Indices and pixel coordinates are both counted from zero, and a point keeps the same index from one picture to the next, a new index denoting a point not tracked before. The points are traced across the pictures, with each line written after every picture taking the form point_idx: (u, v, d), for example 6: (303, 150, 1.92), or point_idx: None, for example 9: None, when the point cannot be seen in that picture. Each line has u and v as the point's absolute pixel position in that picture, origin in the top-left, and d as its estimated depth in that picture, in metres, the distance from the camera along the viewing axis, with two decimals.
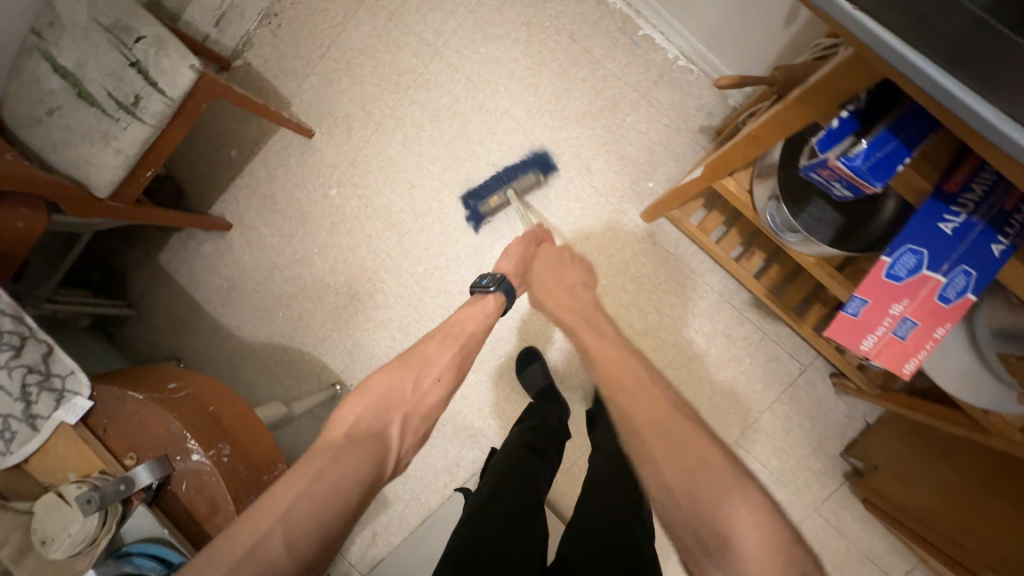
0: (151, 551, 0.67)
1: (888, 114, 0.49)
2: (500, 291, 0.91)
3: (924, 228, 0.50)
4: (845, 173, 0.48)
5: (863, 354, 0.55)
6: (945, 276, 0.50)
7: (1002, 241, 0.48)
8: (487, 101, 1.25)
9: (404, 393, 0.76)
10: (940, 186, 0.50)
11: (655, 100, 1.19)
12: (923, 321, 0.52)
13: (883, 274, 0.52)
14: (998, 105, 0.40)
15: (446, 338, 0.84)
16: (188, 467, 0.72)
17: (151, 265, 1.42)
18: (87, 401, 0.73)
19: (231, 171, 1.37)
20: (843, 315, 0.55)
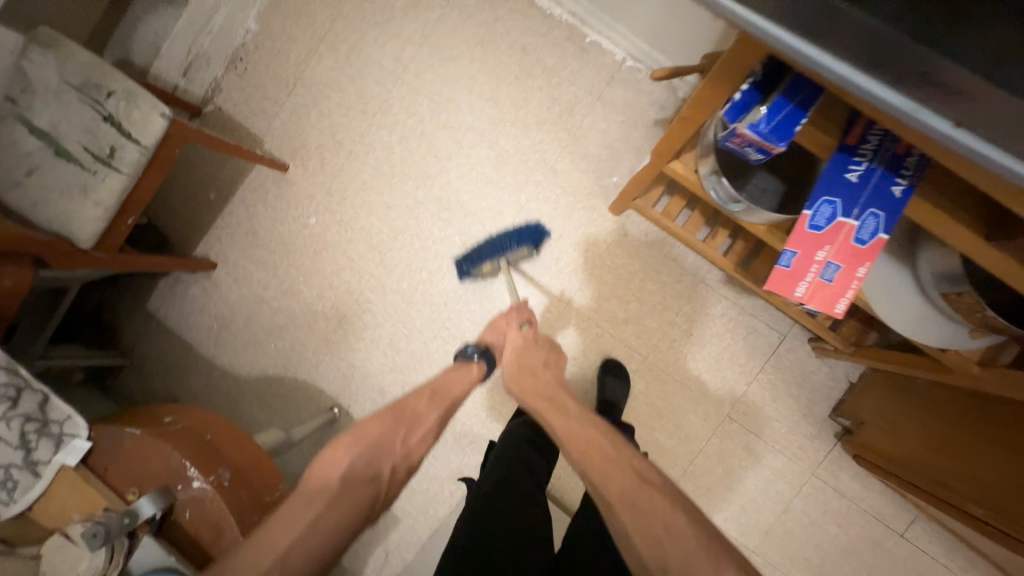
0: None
1: (782, 81, 0.55)
2: (483, 360, 0.94)
3: (834, 180, 0.56)
4: (754, 139, 0.56)
5: (799, 300, 0.59)
6: (858, 220, 0.56)
7: (901, 181, 0.54)
8: (451, 118, 1.31)
9: (392, 445, 0.80)
10: (843, 140, 0.56)
11: (609, 99, 1.25)
12: (846, 262, 0.57)
13: (807, 226, 0.57)
14: (909, 98, 0.42)
15: (432, 398, 0.87)
16: (189, 495, 0.74)
17: (140, 312, 1.44)
18: (86, 442, 0.75)
19: (212, 212, 1.41)
20: (777, 267, 0.59)
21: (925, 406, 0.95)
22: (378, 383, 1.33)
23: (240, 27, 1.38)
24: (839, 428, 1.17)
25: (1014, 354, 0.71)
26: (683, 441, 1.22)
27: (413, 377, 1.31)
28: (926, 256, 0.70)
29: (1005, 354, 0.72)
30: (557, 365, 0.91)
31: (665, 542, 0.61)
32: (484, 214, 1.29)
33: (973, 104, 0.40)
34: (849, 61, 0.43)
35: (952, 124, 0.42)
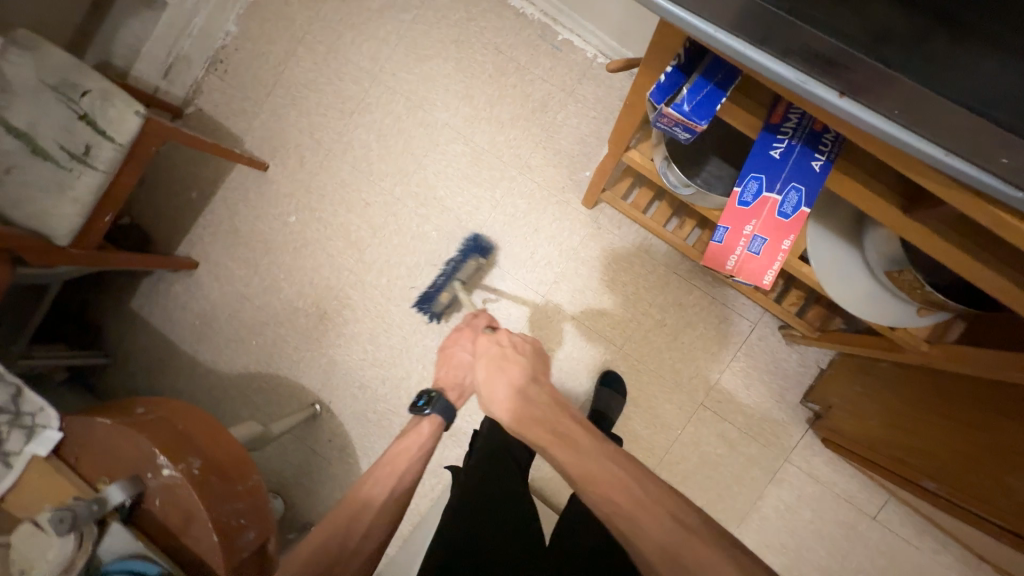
0: (131, 566, 0.70)
1: (702, 63, 0.56)
2: (437, 411, 0.90)
3: (758, 157, 0.60)
4: (678, 119, 0.56)
5: (729, 271, 0.68)
6: (781, 194, 0.61)
7: (819, 157, 0.58)
8: (427, 116, 1.34)
9: (342, 547, 0.75)
10: (767, 120, 0.59)
11: (581, 96, 1.28)
12: (771, 236, 0.64)
13: (737, 202, 0.63)
14: (792, 65, 0.45)
15: (376, 482, 0.82)
16: (160, 482, 0.75)
17: (123, 311, 1.45)
18: (57, 432, 0.77)
19: (194, 211, 1.43)
20: (711, 242, 0.67)
21: (894, 386, 0.96)
22: (359, 378, 1.34)
23: (220, 29, 1.41)
24: (810, 414, 1.19)
25: (960, 331, 0.75)
26: (660, 430, 1.24)
27: (393, 372, 1.33)
28: (871, 236, 0.72)
29: (952, 332, 0.76)
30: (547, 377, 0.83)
31: (619, 501, 0.64)
32: (461, 209, 1.31)
33: (855, 73, 0.43)
34: (738, 34, 0.46)
35: (838, 94, 0.45)
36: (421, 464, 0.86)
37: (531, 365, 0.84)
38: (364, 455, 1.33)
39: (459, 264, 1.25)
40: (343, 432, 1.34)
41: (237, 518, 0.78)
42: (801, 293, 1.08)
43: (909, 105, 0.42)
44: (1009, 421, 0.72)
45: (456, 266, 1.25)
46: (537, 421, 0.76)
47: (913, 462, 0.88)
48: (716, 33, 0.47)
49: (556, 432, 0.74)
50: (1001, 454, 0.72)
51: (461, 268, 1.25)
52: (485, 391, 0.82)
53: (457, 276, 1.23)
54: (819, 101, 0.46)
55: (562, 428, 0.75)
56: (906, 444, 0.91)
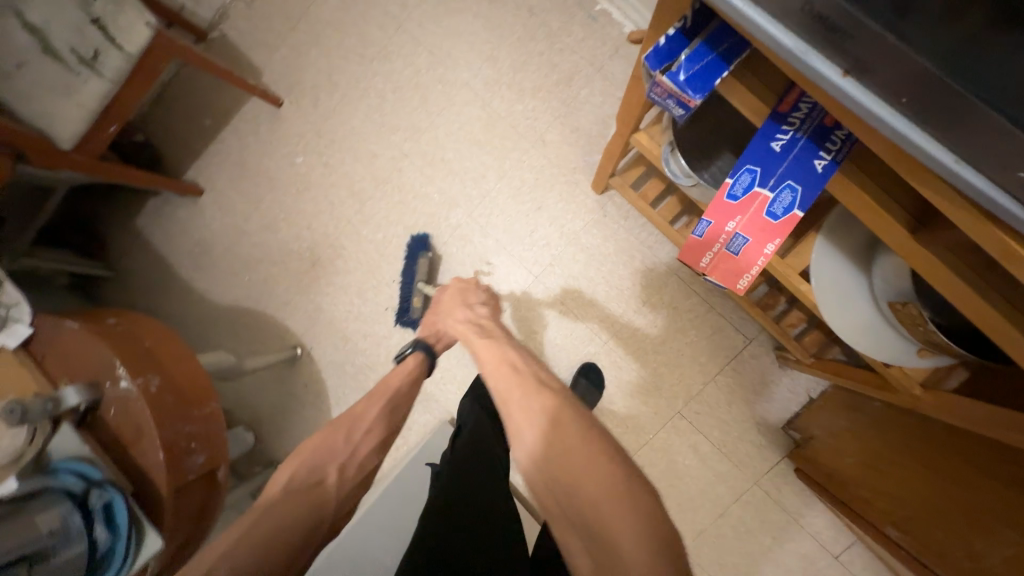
0: (75, 467, 0.71)
1: (707, 30, 0.51)
2: (420, 349, 0.90)
3: (757, 148, 0.56)
4: (672, 89, 0.50)
5: (703, 269, 0.65)
6: (773, 192, 0.57)
7: (825, 156, 0.53)
8: (447, 73, 1.29)
9: (337, 445, 0.71)
10: (775, 107, 0.53)
11: (610, 74, 1.21)
12: (754, 237, 0.60)
13: (725, 195, 0.59)
14: (794, 34, 0.41)
15: (373, 395, 0.79)
16: (116, 393, 0.76)
17: (128, 227, 1.47)
18: (27, 328, 0.78)
19: (206, 138, 1.42)
20: (691, 236, 0.64)
21: (878, 425, 0.90)
22: (342, 329, 1.34)
23: None
24: (790, 441, 1.14)
25: (961, 379, 0.69)
26: (632, 430, 1.21)
27: (375, 328, 1.32)
28: (882, 264, 0.67)
29: (952, 379, 0.70)
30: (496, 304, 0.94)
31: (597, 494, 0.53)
32: (466, 174, 1.28)
33: (857, 50, 0.39)
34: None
35: (842, 72, 0.40)
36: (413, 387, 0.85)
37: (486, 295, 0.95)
38: (336, 405, 1.34)
39: (414, 267, 1.23)
40: (319, 379, 1.35)
41: (187, 441, 0.80)
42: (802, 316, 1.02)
43: (917, 93, 0.37)
44: (989, 482, 0.66)
45: (411, 270, 1.23)
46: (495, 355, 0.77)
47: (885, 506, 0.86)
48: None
49: (495, 335, 0.82)
50: (980, 518, 0.67)
51: (417, 270, 1.23)
52: (441, 316, 0.92)
53: (419, 278, 1.22)
54: (818, 79, 0.41)
55: (520, 364, 0.72)
56: (875, 486, 0.89)
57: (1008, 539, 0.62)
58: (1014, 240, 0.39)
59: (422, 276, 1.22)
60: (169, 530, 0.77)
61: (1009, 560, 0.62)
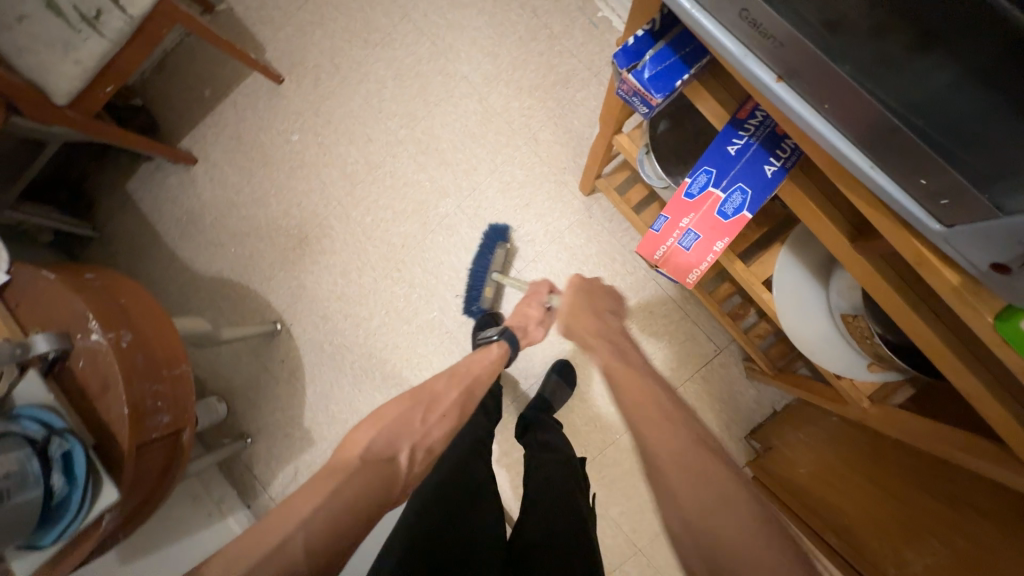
0: (38, 415, 0.73)
1: (671, 34, 0.53)
2: (504, 340, 0.97)
3: (714, 151, 0.58)
4: (636, 87, 0.53)
5: (655, 262, 0.68)
6: (725, 193, 0.60)
7: (774, 162, 0.56)
8: (448, 66, 1.31)
9: (414, 424, 0.86)
10: (734, 114, 0.56)
11: (606, 79, 1.24)
12: (705, 234, 0.63)
13: (682, 193, 0.61)
14: (736, 39, 0.44)
15: (453, 379, 0.93)
16: (86, 345, 0.77)
17: (118, 191, 1.47)
18: (3, 276, 0.80)
19: (204, 109, 1.43)
20: (647, 230, 0.66)
21: (838, 442, 0.95)
22: (323, 308, 1.35)
23: None
24: (750, 452, 1.16)
25: (907, 396, 0.72)
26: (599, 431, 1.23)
27: (356, 310, 1.33)
28: (838, 279, 0.70)
29: (899, 394, 0.73)
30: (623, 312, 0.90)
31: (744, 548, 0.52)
32: (459, 166, 1.30)
33: (794, 58, 0.42)
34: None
35: (775, 77, 0.44)
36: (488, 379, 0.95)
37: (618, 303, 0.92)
38: (311, 382, 1.34)
39: (489, 257, 1.22)
40: (296, 355, 1.36)
41: (153, 400, 0.81)
42: (770, 327, 1.05)
43: (837, 101, 0.41)
44: (937, 501, 0.70)
45: (486, 261, 1.22)
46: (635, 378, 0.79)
47: (822, 514, 0.87)
48: (691, 8, 0.45)
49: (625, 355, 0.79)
50: (914, 528, 0.70)
51: (493, 259, 1.22)
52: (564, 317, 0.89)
53: (492, 268, 1.21)
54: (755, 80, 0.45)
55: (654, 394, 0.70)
56: (825, 498, 0.89)
57: (935, 547, 0.65)
58: (929, 250, 0.42)
59: (497, 266, 1.21)
60: (127, 487, 0.77)
61: (930, 567, 0.64)
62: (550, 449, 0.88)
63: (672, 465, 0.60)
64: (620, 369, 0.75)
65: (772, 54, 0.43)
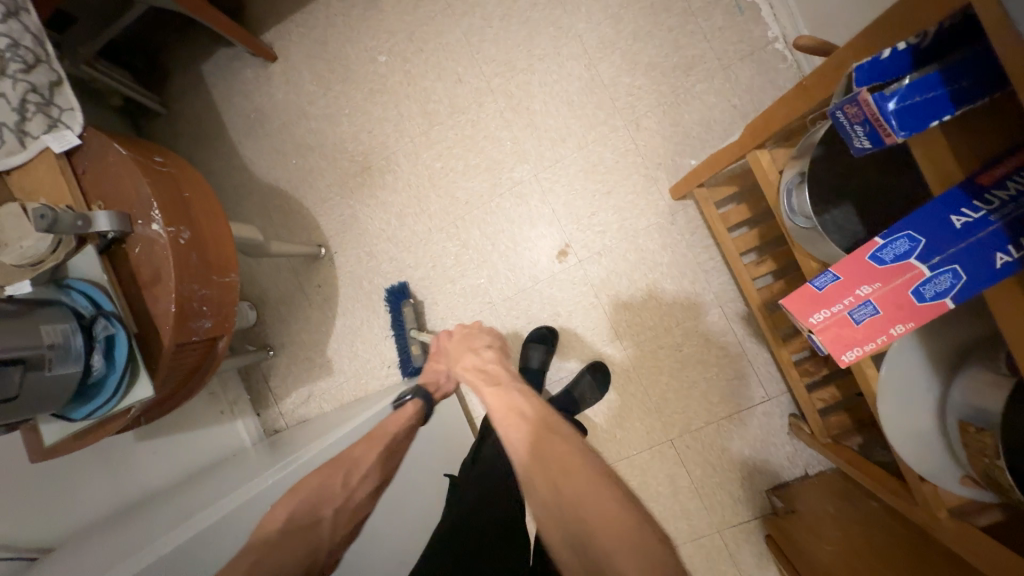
0: (87, 291, 0.71)
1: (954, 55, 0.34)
2: (418, 397, 0.97)
3: (928, 216, 0.41)
4: (872, 114, 0.36)
5: (808, 328, 0.48)
6: (931, 270, 0.41)
7: (1012, 253, 0.37)
8: (563, 19, 1.19)
9: (333, 490, 0.76)
10: (973, 175, 0.38)
11: (734, 76, 1.10)
12: (886, 312, 0.44)
13: (866, 253, 0.44)
14: None
15: (371, 441, 0.85)
16: (145, 233, 0.74)
17: (193, 71, 1.41)
18: (76, 138, 0.76)
19: (294, 4, 1.34)
20: (806, 285, 0.48)
21: (871, 527, 0.87)
22: (370, 245, 1.30)
23: None
24: (768, 506, 1.10)
25: (992, 520, 0.64)
26: (617, 442, 1.17)
27: (404, 255, 1.28)
28: (967, 379, 0.58)
29: (983, 516, 0.65)
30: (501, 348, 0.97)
31: None
32: (547, 132, 1.20)
33: None
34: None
35: None
36: (408, 435, 0.90)
37: (490, 337, 0.99)
38: (342, 314, 1.32)
39: (399, 315, 1.22)
40: (333, 284, 1.33)
41: (199, 303, 0.79)
42: (837, 393, 0.97)
43: None
44: None
45: (399, 318, 1.22)
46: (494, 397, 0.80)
47: None
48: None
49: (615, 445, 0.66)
50: None
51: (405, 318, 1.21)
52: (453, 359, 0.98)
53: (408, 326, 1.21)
54: None
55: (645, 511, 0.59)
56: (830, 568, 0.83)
57: None
58: None
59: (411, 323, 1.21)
60: (160, 381, 0.77)
61: None
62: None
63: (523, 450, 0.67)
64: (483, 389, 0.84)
65: None
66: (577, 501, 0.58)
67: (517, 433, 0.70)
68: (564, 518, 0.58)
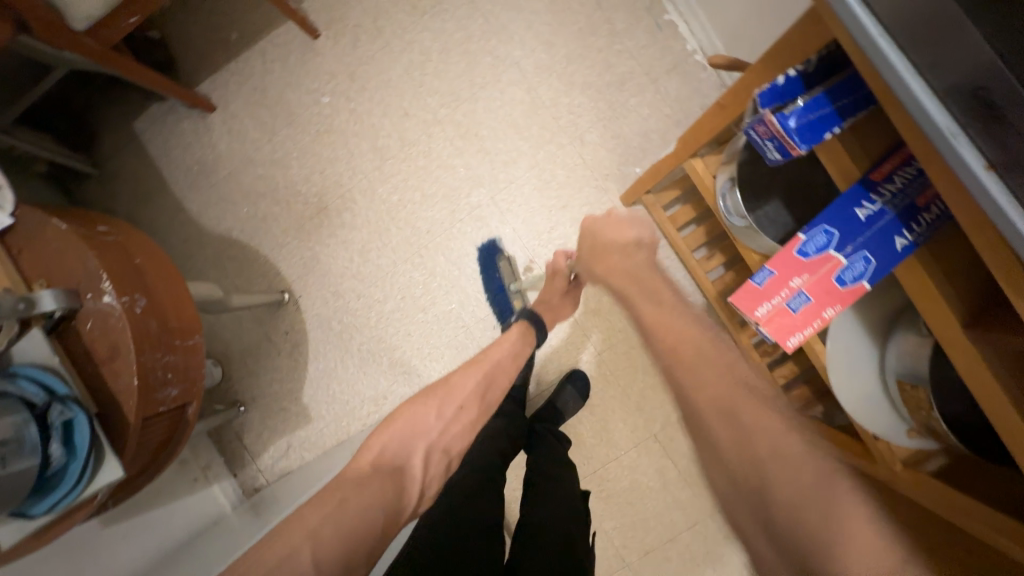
0: (38, 377, 0.67)
1: (829, 82, 0.50)
2: (522, 320, 0.95)
3: (839, 212, 0.55)
4: (778, 132, 0.50)
5: (756, 319, 0.62)
6: (847, 258, 0.56)
7: (906, 236, 0.53)
8: (499, 48, 1.24)
9: (427, 422, 0.81)
10: (868, 174, 0.53)
11: (663, 88, 1.19)
12: (817, 298, 0.59)
13: (796, 249, 0.58)
14: (953, 113, 0.40)
15: (471, 367, 0.89)
16: (97, 307, 0.71)
17: (125, 128, 1.36)
18: (8, 218, 0.72)
19: (227, 53, 1.33)
20: (749, 282, 0.62)
21: None
22: (336, 284, 1.29)
23: None
24: None
25: (939, 465, 0.72)
26: (604, 444, 1.20)
27: (372, 290, 1.28)
28: (898, 341, 0.66)
29: (932, 463, 0.73)
30: (651, 244, 0.85)
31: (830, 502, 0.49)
32: (498, 155, 1.24)
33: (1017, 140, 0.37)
34: (914, 61, 0.41)
35: (985, 164, 0.39)
36: (510, 362, 0.92)
37: (642, 226, 0.86)
38: (315, 358, 1.29)
39: (494, 274, 1.23)
40: (302, 329, 1.30)
41: (163, 372, 0.76)
42: (795, 368, 1.04)
43: None
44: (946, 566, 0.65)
45: (493, 278, 1.23)
46: (657, 315, 0.70)
47: None
48: (878, 37, 0.42)
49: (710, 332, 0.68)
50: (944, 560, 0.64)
51: (501, 275, 1.22)
52: (593, 259, 0.85)
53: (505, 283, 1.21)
54: (957, 164, 0.40)
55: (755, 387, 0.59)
56: None
57: None
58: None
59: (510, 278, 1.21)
60: (128, 460, 0.73)
61: None
62: (553, 477, 0.87)
63: (708, 407, 0.57)
64: (645, 305, 0.73)
65: (996, 139, 0.38)
66: (800, 500, 0.49)
67: (699, 370, 0.60)
68: (772, 515, 0.49)
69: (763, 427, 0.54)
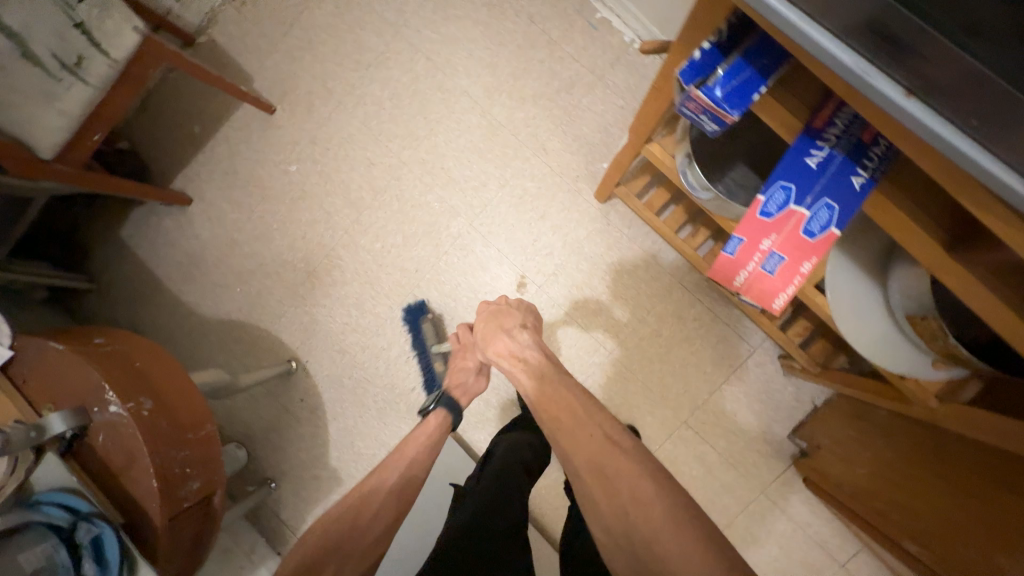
0: (61, 500, 0.68)
1: (741, 46, 0.51)
2: (442, 408, 0.91)
3: (792, 165, 0.56)
4: (708, 105, 0.51)
5: (737, 288, 0.65)
6: (810, 210, 0.57)
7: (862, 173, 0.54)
8: (446, 81, 1.28)
9: (348, 534, 0.70)
10: (810, 123, 0.55)
11: (611, 83, 1.21)
12: (790, 255, 0.60)
13: (758, 212, 0.58)
14: (856, 51, 0.42)
15: (386, 468, 0.79)
16: (105, 418, 0.72)
17: (113, 238, 1.41)
18: (7, 350, 0.74)
19: (194, 146, 1.38)
20: (723, 254, 0.63)
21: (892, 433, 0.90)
22: (339, 342, 1.30)
23: None
24: (795, 450, 1.13)
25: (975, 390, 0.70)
26: None
27: (374, 340, 1.28)
28: (895, 275, 0.65)
29: (968, 390, 0.70)
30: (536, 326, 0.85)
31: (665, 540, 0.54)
32: (467, 183, 1.26)
33: (927, 66, 0.40)
34: (803, 8, 0.43)
35: (905, 93, 0.41)
36: (429, 457, 0.83)
37: (524, 313, 0.86)
38: (334, 419, 1.29)
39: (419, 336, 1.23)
40: (316, 393, 1.30)
41: (182, 466, 0.76)
42: (808, 324, 1.02)
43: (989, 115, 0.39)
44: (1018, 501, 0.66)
45: (420, 340, 1.23)
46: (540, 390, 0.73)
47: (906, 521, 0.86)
48: None
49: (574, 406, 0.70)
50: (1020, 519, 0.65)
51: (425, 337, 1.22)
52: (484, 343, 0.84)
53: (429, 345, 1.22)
54: (879, 96, 0.42)
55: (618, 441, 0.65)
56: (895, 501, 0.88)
57: None
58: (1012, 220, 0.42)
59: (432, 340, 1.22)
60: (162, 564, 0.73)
61: None
62: None
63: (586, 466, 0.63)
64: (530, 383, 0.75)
65: (904, 68, 0.41)
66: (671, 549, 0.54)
67: (574, 437, 0.66)
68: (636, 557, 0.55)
69: (624, 479, 0.60)
